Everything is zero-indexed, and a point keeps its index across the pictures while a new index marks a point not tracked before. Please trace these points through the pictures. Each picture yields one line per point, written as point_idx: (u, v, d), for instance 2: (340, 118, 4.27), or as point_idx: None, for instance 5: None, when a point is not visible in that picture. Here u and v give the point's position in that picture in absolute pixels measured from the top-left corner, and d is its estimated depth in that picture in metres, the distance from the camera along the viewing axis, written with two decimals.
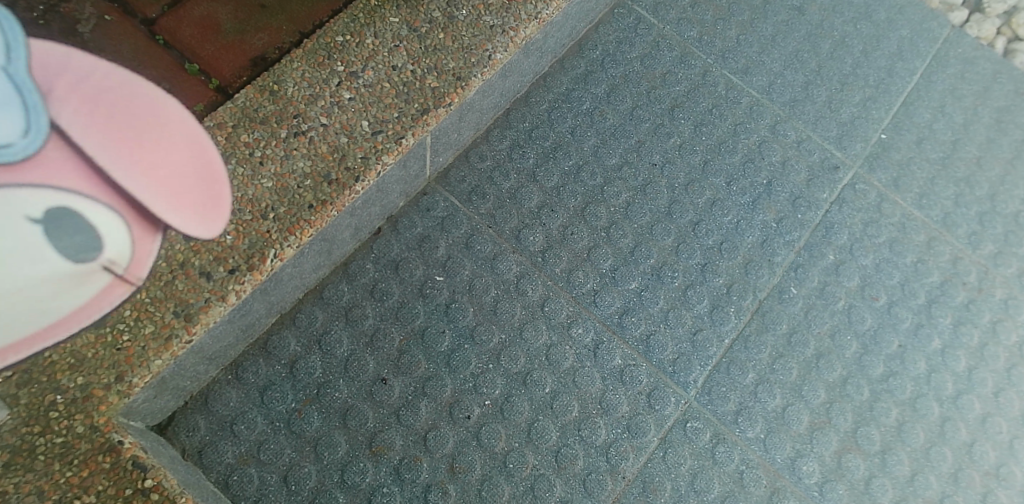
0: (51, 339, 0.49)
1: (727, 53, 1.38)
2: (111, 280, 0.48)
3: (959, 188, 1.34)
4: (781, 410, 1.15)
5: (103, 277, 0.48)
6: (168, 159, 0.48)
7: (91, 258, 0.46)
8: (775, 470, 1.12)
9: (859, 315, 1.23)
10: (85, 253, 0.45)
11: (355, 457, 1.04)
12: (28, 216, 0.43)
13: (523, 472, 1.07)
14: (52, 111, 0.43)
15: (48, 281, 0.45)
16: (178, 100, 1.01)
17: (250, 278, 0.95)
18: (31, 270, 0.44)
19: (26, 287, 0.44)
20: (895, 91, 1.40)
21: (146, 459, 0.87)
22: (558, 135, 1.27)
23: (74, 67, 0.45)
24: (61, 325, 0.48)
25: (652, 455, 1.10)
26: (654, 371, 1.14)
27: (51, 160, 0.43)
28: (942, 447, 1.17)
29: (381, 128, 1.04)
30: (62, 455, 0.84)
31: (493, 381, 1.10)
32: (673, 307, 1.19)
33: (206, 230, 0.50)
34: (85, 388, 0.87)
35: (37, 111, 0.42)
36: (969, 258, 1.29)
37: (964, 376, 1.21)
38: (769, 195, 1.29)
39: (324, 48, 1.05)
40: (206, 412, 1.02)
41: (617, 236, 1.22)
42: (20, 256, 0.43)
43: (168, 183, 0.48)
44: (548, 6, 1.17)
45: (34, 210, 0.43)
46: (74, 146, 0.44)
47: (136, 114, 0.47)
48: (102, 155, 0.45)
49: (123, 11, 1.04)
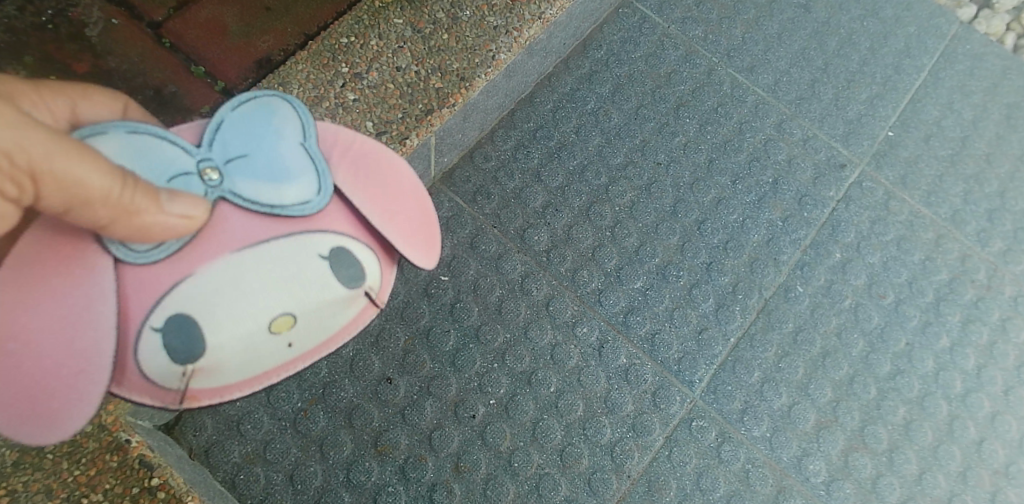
0: (337, 345, 0.74)
1: (733, 51, 1.38)
2: (366, 303, 0.74)
3: (968, 185, 1.33)
4: (787, 409, 1.15)
5: (364, 301, 0.73)
6: (400, 210, 0.74)
7: (353, 282, 0.70)
8: (781, 468, 1.11)
9: (866, 314, 1.22)
10: (349, 279, 0.70)
11: (360, 456, 1.04)
12: (319, 252, 0.68)
13: (528, 471, 1.07)
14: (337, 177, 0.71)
15: (326, 299, 0.69)
16: (184, 103, 1.02)
17: None
18: (318, 293, 0.68)
19: (314, 309, 0.68)
20: (902, 88, 1.39)
21: (152, 458, 0.88)
22: (562, 135, 1.27)
23: (370, 155, 0.74)
24: (342, 335, 0.73)
25: (657, 454, 1.10)
26: (658, 370, 1.14)
27: (331, 214, 0.70)
28: (951, 446, 1.16)
29: (385, 129, 1.04)
30: (71, 454, 0.85)
31: (497, 380, 1.11)
32: (679, 306, 1.19)
33: (430, 262, 0.77)
34: None
35: (324, 175, 0.70)
36: (978, 256, 1.28)
37: (973, 374, 1.20)
38: (774, 193, 1.28)
39: (328, 49, 1.06)
40: (213, 411, 1.03)
41: (622, 235, 1.22)
42: (312, 281, 0.67)
43: (407, 229, 0.75)
44: (552, 6, 1.17)
45: (323, 249, 0.68)
46: (346, 205, 0.71)
47: (374, 177, 0.73)
48: (381, 207, 0.73)
49: (130, 14, 1.05)
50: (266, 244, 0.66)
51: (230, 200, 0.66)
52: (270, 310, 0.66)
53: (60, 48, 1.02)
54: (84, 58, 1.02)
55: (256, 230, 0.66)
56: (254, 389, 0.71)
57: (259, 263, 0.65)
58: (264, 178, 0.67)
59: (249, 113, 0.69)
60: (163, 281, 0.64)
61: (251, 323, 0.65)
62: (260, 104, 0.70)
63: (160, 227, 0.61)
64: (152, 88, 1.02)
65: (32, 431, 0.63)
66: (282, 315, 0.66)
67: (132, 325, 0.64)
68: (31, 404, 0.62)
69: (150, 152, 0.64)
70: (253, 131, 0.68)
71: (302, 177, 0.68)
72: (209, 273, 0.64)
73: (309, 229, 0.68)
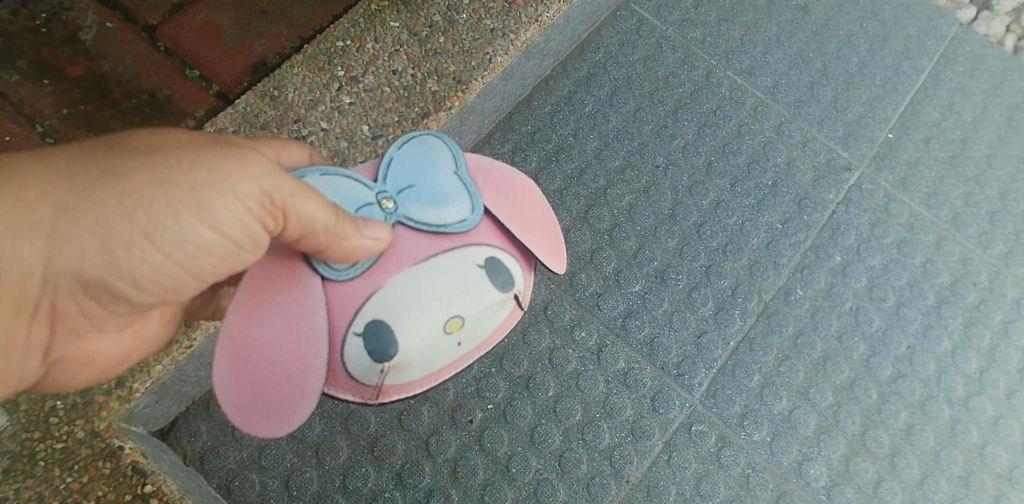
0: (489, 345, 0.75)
1: (731, 54, 1.37)
2: (515, 306, 0.75)
3: (968, 188, 1.32)
4: (788, 413, 1.14)
5: (514, 303, 0.75)
6: (533, 216, 0.76)
7: (507, 285, 0.72)
8: (782, 473, 1.10)
9: (867, 317, 1.21)
10: (503, 282, 0.72)
11: (357, 462, 1.03)
12: (478, 260, 0.70)
13: (526, 477, 1.06)
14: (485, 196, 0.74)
15: (489, 306, 0.71)
16: (179, 107, 1.01)
17: None
18: (483, 300, 0.70)
19: (482, 313, 0.70)
20: (902, 90, 1.38)
21: (145, 464, 0.88)
22: (560, 138, 1.26)
23: (507, 175, 0.77)
24: (496, 335, 0.74)
25: (656, 459, 1.09)
26: (657, 374, 1.13)
27: (484, 227, 0.73)
28: (953, 450, 1.15)
29: (381, 132, 1.04)
30: (63, 461, 0.84)
31: (495, 385, 1.10)
32: (678, 310, 1.18)
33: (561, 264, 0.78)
34: (85, 393, 0.87)
35: (475, 197, 0.73)
36: (979, 258, 1.27)
37: (975, 377, 1.19)
38: (774, 196, 1.27)
39: (324, 53, 1.06)
40: (208, 417, 1.02)
41: (621, 238, 1.21)
42: (478, 290, 0.70)
43: (545, 236, 0.77)
44: (549, 9, 1.17)
45: (480, 259, 0.71)
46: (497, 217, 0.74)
47: (515, 193, 0.76)
48: (520, 219, 0.75)
49: (125, 18, 1.05)
50: (439, 255, 0.69)
51: (406, 223, 0.70)
52: (446, 312, 0.68)
53: (55, 52, 1.02)
54: (78, 61, 1.02)
55: (426, 243, 0.69)
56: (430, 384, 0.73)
57: (433, 271, 0.68)
58: (430, 203, 0.71)
59: (412, 150, 0.73)
60: (359, 294, 0.68)
61: (432, 325, 0.68)
62: (418, 142, 0.74)
63: (360, 250, 0.66)
64: (147, 92, 1.02)
65: (266, 427, 0.69)
66: (456, 318, 0.69)
67: (337, 333, 0.68)
68: (271, 400, 0.68)
69: (337, 188, 0.70)
70: (417, 163, 0.72)
71: (464, 197, 0.72)
72: (388, 291, 0.68)
73: (470, 240, 0.71)
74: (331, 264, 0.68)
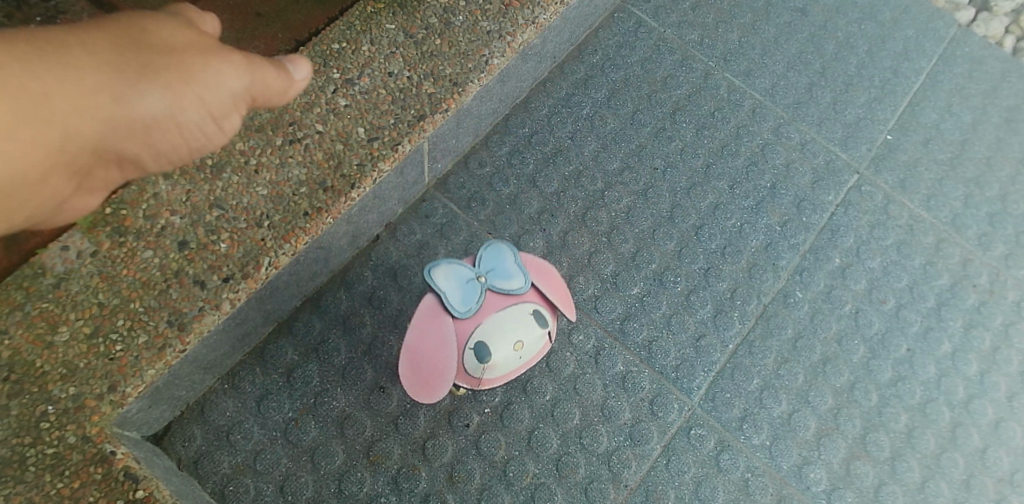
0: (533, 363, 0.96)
1: (729, 56, 1.37)
2: (551, 333, 0.95)
3: (968, 189, 1.32)
4: (787, 417, 1.13)
5: (551, 336, 0.95)
6: (561, 288, 0.96)
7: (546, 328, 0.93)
8: (781, 477, 1.10)
9: (866, 320, 1.20)
10: (544, 327, 0.93)
11: (352, 467, 1.02)
12: (531, 312, 0.92)
13: (523, 481, 1.05)
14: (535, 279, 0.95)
15: (540, 334, 0.93)
16: None
17: (245, 287, 0.94)
18: (536, 332, 0.92)
19: (533, 339, 0.92)
20: (901, 92, 1.37)
21: (138, 470, 0.86)
22: (557, 140, 1.26)
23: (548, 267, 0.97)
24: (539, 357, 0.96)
25: (655, 463, 1.08)
26: (656, 377, 1.13)
27: (533, 293, 0.94)
28: (953, 454, 1.14)
29: (377, 135, 1.03)
30: (54, 466, 0.84)
31: (492, 389, 1.09)
32: (676, 313, 1.17)
33: (577, 313, 0.97)
34: (77, 398, 0.86)
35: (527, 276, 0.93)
36: (980, 260, 1.27)
37: (975, 380, 1.19)
38: (772, 198, 1.27)
39: (320, 55, 1.05)
40: (202, 422, 1.02)
41: (619, 241, 1.20)
42: (528, 324, 0.92)
43: (568, 295, 0.96)
44: (546, 11, 1.16)
45: (531, 308, 0.93)
46: (543, 287, 0.95)
47: (553, 280, 0.96)
48: (554, 290, 0.95)
49: None
50: (506, 310, 0.91)
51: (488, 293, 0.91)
52: (514, 333, 0.91)
53: None
54: None
55: (497, 299, 0.91)
56: (504, 381, 0.98)
57: (509, 317, 0.91)
58: (498, 278, 0.92)
59: (490, 246, 0.94)
60: (468, 327, 0.90)
61: (506, 347, 0.91)
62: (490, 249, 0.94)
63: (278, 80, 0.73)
64: None
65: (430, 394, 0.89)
66: (520, 341, 0.91)
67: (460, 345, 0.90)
68: (414, 390, 0.90)
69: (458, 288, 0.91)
70: (494, 254, 0.94)
71: (525, 275, 0.93)
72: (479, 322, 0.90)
73: (529, 298, 0.93)
74: (451, 306, 0.90)
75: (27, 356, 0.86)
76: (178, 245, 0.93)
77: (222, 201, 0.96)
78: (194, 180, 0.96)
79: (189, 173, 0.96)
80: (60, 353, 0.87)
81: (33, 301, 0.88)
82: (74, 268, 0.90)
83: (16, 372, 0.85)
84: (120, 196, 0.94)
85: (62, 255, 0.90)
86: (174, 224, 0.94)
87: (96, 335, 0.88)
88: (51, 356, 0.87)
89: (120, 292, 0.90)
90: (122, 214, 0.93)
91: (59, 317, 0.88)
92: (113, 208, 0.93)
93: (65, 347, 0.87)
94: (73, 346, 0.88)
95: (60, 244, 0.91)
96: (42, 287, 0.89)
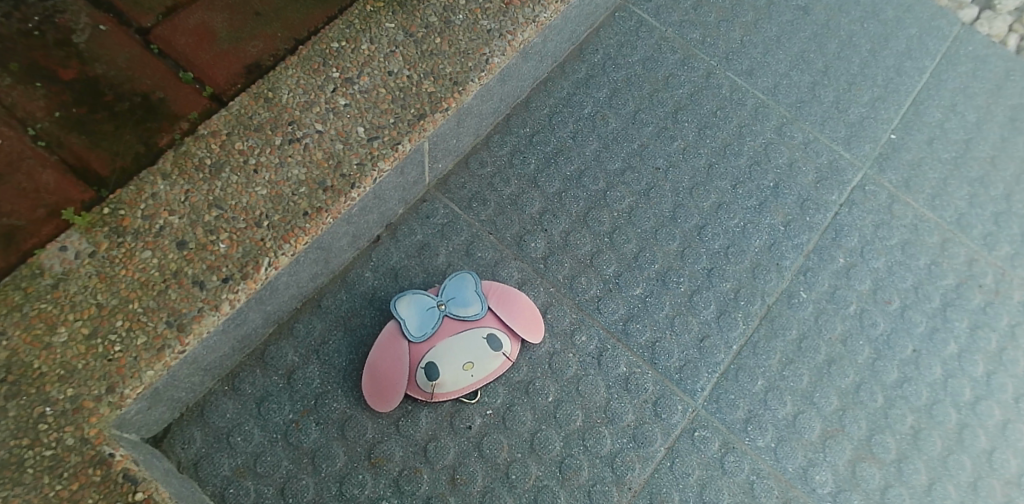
0: (487, 383, 1.07)
1: (731, 55, 1.36)
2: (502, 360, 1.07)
3: (973, 189, 1.31)
4: (792, 418, 1.12)
5: (500, 363, 1.06)
6: (526, 311, 1.09)
7: (501, 349, 1.06)
8: (787, 479, 1.08)
9: (871, 320, 1.19)
10: (498, 348, 1.06)
11: (353, 469, 1.01)
12: (486, 335, 1.06)
13: (526, 484, 1.04)
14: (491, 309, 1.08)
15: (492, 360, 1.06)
16: (172, 109, 1.00)
17: (244, 287, 0.93)
18: (490, 359, 1.05)
19: (485, 365, 1.05)
20: (904, 91, 1.37)
21: (136, 472, 0.85)
22: (559, 140, 1.25)
23: (509, 298, 1.09)
24: (494, 377, 1.07)
25: (658, 465, 1.07)
26: (660, 379, 1.12)
27: (488, 319, 1.07)
28: (960, 455, 1.13)
29: (377, 134, 1.02)
30: (52, 468, 0.82)
31: (494, 390, 1.08)
32: (680, 313, 1.16)
33: (540, 335, 1.09)
34: (75, 399, 0.85)
35: (485, 306, 1.07)
36: (985, 260, 1.26)
37: (982, 381, 1.17)
38: (776, 198, 1.26)
39: (319, 54, 1.05)
40: (202, 424, 1.01)
41: (621, 241, 1.19)
42: (482, 351, 1.05)
43: (525, 325, 1.08)
44: (546, 9, 1.15)
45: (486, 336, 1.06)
46: (501, 312, 1.08)
47: (513, 311, 1.08)
48: (511, 321, 1.08)
49: (118, 21, 1.03)
50: (462, 335, 1.05)
51: (448, 316, 1.06)
52: (466, 355, 1.04)
53: (47, 55, 1.00)
54: (71, 64, 1.00)
55: (456, 324, 1.06)
56: (457, 398, 1.05)
57: (464, 341, 1.05)
58: (457, 305, 1.06)
59: (455, 277, 1.08)
60: (422, 348, 1.04)
61: (456, 367, 1.04)
62: (457, 278, 1.08)
63: None
64: (140, 95, 1.00)
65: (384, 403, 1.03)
66: (471, 361, 1.04)
67: (416, 361, 1.04)
68: (371, 399, 1.03)
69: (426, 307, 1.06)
70: (457, 284, 1.08)
71: (482, 301, 1.07)
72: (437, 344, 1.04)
73: (485, 323, 1.07)
74: (409, 330, 1.04)
75: (25, 357, 0.85)
76: (178, 245, 0.93)
77: (222, 201, 0.95)
78: (193, 180, 0.96)
79: (188, 173, 0.96)
80: (58, 353, 0.86)
81: (31, 302, 0.88)
82: (73, 268, 0.90)
83: (13, 373, 0.84)
84: (119, 196, 0.94)
85: (61, 256, 0.90)
86: (173, 224, 0.93)
87: (95, 336, 0.87)
88: (49, 357, 0.86)
89: (119, 292, 0.90)
90: (120, 215, 0.93)
91: (58, 318, 0.87)
92: (112, 209, 0.93)
93: (62, 348, 0.86)
94: (72, 347, 0.87)
95: (59, 244, 0.91)
96: (40, 288, 0.88)
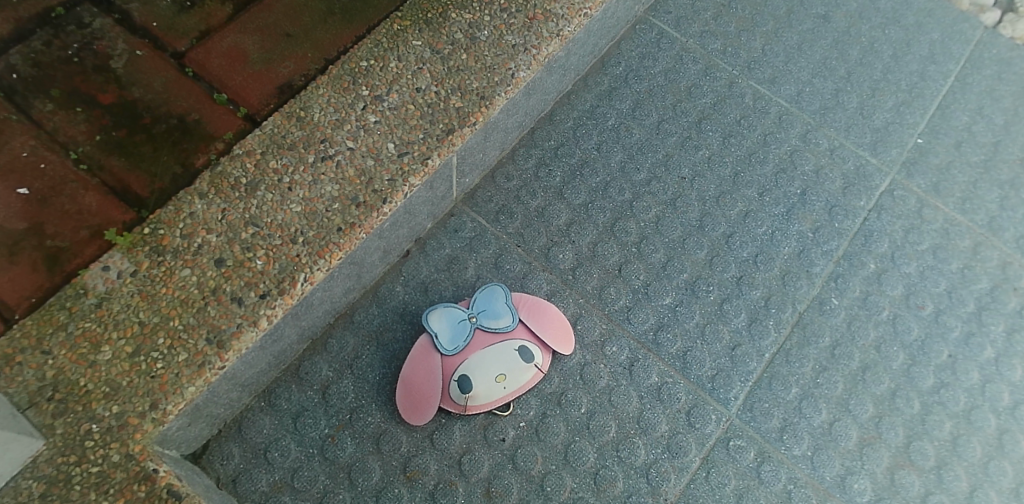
0: (519, 395, 1.07)
1: (753, 64, 1.36)
2: (534, 372, 1.07)
3: (1003, 191, 1.30)
4: (828, 426, 1.11)
5: (532, 374, 1.07)
6: (556, 322, 1.10)
7: (532, 361, 1.06)
8: (825, 488, 1.07)
9: (905, 326, 1.18)
10: (530, 360, 1.06)
11: (389, 483, 1.02)
12: (518, 348, 1.06)
13: (561, 495, 1.03)
14: (521, 322, 1.08)
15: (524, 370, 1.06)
16: (208, 130, 1.02)
17: (281, 303, 0.95)
18: (522, 370, 1.06)
19: (516, 377, 1.05)
20: (929, 96, 1.36)
21: (180, 487, 0.86)
22: (584, 152, 1.26)
23: (540, 309, 1.10)
24: (527, 389, 1.07)
25: (694, 475, 1.06)
26: (692, 388, 1.11)
27: (521, 330, 1.08)
28: (1001, 461, 1.11)
29: (407, 149, 1.04)
30: (98, 485, 0.84)
31: (527, 403, 1.08)
32: (710, 322, 1.16)
33: (571, 347, 1.10)
34: (120, 416, 0.86)
35: (514, 319, 1.08)
36: (1019, 263, 1.25)
37: (1020, 385, 1.16)
38: (804, 204, 1.26)
39: (349, 73, 1.06)
40: (240, 440, 1.02)
41: (649, 251, 1.19)
42: (511, 364, 1.05)
43: (556, 334, 1.09)
44: (569, 23, 1.17)
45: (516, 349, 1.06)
46: (531, 323, 1.08)
47: (545, 322, 1.09)
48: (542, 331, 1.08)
49: (154, 46, 1.06)
50: (492, 348, 1.06)
51: (480, 329, 1.06)
52: (497, 366, 1.05)
53: (87, 80, 1.03)
54: (110, 89, 1.03)
55: (486, 338, 1.06)
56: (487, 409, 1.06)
57: (496, 353, 1.05)
58: (488, 318, 1.07)
59: (485, 289, 1.09)
60: (454, 361, 1.04)
61: (488, 379, 1.04)
62: (488, 291, 1.09)
63: None
64: (176, 116, 1.02)
65: (415, 417, 1.03)
66: (503, 373, 1.05)
67: (448, 375, 1.04)
68: (405, 413, 1.03)
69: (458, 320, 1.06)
70: (488, 296, 1.08)
71: (512, 313, 1.08)
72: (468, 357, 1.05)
73: (516, 334, 1.07)
74: (441, 343, 1.05)
75: (71, 375, 0.87)
76: (216, 263, 0.94)
77: (258, 219, 0.97)
78: (229, 199, 0.98)
79: (224, 192, 0.98)
80: (102, 371, 0.88)
81: (76, 320, 0.90)
82: (116, 288, 0.92)
83: (60, 392, 0.86)
84: (158, 216, 0.96)
85: (104, 276, 0.92)
86: (211, 242, 0.95)
87: (138, 354, 0.89)
88: (94, 375, 0.87)
89: (160, 310, 0.91)
90: (160, 234, 0.95)
91: (102, 336, 0.89)
92: (152, 229, 0.95)
93: (107, 366, 0.88)
94: (116, 364, 0.88)
95: (102, 264, 0.93)
96: (84, 307, 0.90)
